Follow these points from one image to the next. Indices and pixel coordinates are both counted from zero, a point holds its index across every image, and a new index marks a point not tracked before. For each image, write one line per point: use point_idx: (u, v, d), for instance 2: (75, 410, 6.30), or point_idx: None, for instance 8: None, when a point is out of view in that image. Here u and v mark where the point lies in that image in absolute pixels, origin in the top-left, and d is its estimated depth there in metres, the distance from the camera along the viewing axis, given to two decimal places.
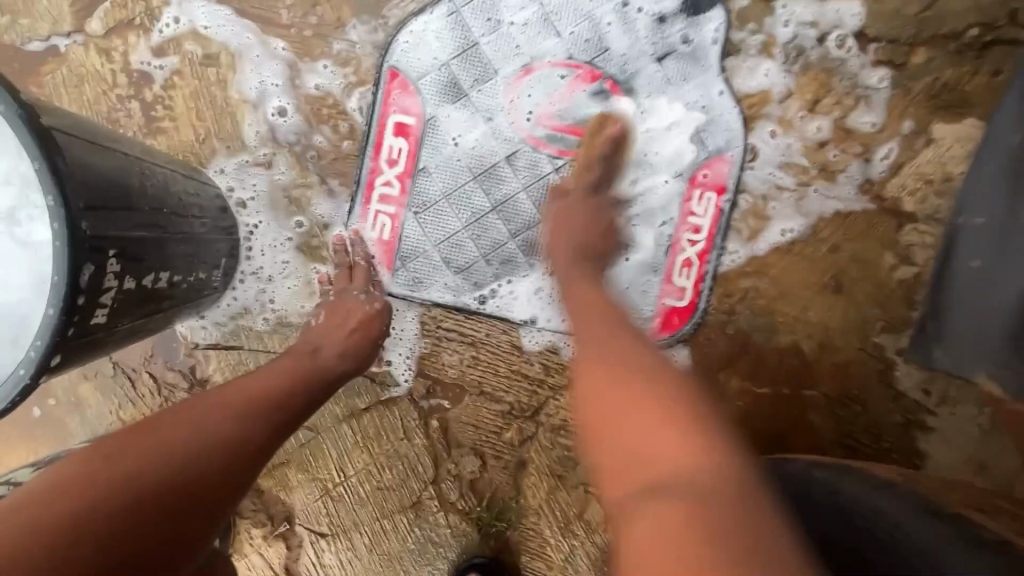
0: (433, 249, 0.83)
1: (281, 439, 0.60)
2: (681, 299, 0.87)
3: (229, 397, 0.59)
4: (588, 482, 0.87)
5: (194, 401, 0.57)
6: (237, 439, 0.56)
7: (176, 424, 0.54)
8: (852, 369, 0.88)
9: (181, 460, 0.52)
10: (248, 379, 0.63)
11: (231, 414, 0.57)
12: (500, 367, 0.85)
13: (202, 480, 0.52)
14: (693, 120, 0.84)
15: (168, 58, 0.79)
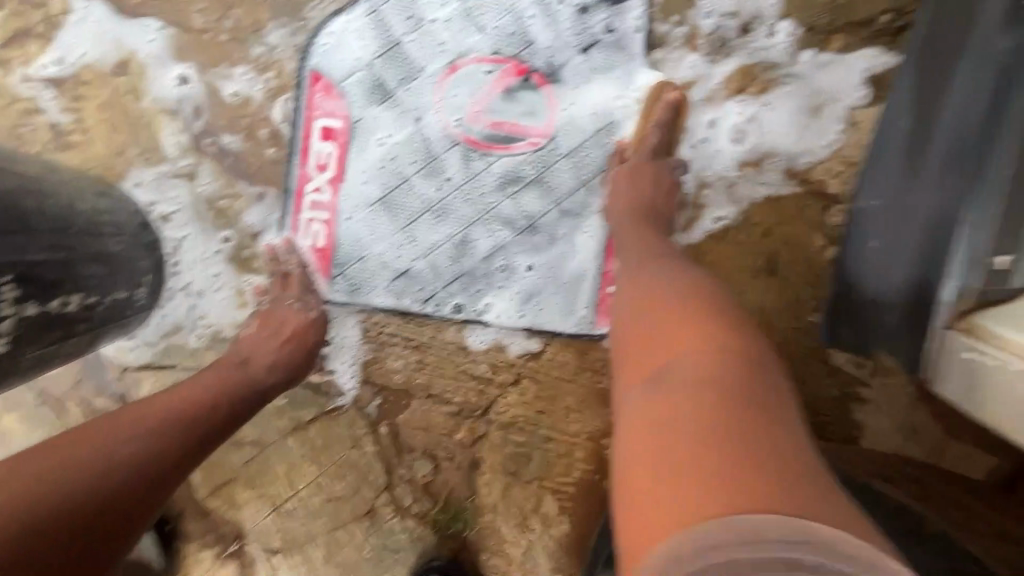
0: (370, 253, 0.82)
1: (202, 454, 0.60)
2: None
3: (145, 413, 0.58)
4: (541, 476, 0.87)
5: (105, 420, 0.56)
6: (149, 457, 0.55)
7: (82, 445, 0.53)
8: (789, 348, 0.91)
9: (84, 483, 0.51)
10: (168, 393, 0.61)
11: (145, 431, 0.56)
12: (447, 369, 0.85)
13: (107, 501, 0.51)
14: (620, 109, 0.84)
15: (72, 68, 0.75)
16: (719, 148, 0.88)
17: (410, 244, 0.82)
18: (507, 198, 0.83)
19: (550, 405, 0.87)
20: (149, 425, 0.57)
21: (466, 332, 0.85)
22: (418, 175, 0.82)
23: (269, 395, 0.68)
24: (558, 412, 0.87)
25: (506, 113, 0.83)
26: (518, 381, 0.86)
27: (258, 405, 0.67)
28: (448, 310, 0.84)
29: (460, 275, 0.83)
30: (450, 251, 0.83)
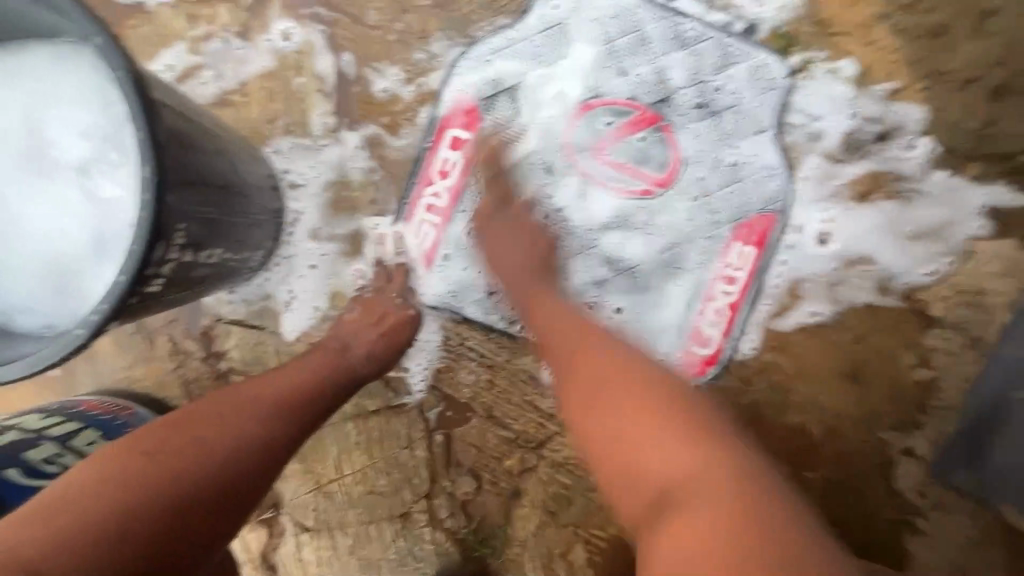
0: (472, 265, 0.84)
1: (307, 434, 0.62)
2: (706, 347, 0.87)
3: (260, 396, 0.60)
4: (578, 523, 0.86)
5: (228, 397, 0.59)
6: (271, 439, 0.58)
7: (215, 423, 0.56)
8: (855, 459, 0.89)
9: (220, 462, 0.54)
10: (283, 373, 0.64)
11: (261, 420, 0.58)
12: (513, 395, 0.86)
13: (239, 477, 0.54)
14: (741, 175, 0.85)
15: (251, 36, 0.81)
16: (821, 246, 0.87)
17: None
18: (608, 239, 0.85)
19: None
20: (263, 412, 0.58)
21: (541, 364, 0.86)
22: (531, 200, 0.83)
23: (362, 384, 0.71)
24: None
25: (626, 155, 0.84)
26: None
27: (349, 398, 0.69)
28: (531, 339, 0.85)
29: None
30: None
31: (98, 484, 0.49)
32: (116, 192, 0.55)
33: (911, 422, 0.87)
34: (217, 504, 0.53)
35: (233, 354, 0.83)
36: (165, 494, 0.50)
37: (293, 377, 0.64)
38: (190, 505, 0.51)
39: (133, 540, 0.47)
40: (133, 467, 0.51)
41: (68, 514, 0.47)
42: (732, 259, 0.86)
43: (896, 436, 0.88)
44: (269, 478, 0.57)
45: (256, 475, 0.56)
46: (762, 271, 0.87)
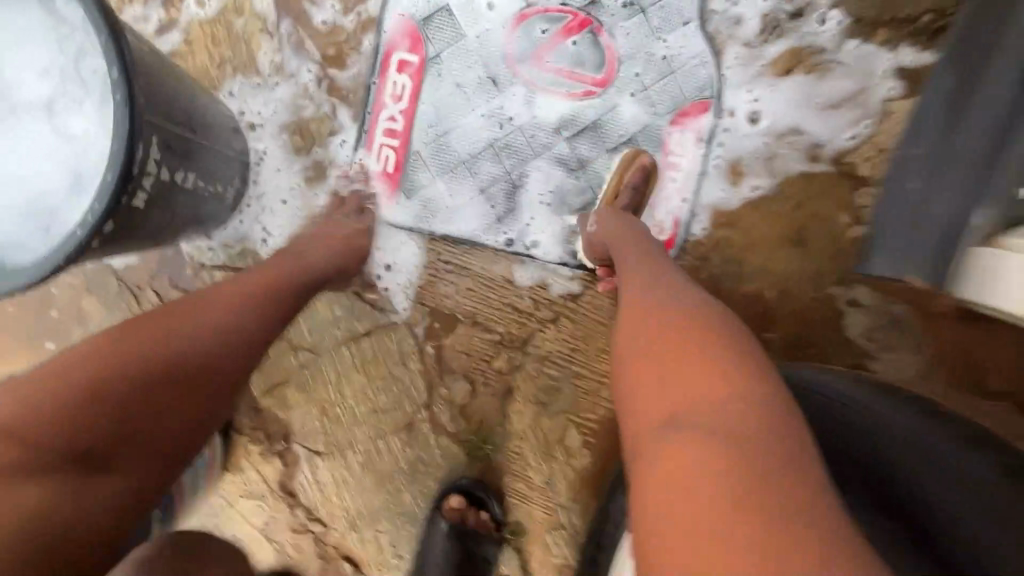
0: (437, 182, 0.88)
1: (267, 332, 0.66)
2: (661, 234, 0.96)
3: (220, 298, 0.64)
4: (567, 409, 0.94)
5: (190, 299, 0.62)
6: (231, 333, 0.62)
7: (175, 320, 0.60)
8: (807, 316, 0.97)
9: (181, 353, 0.58)
10: (240, 280, 0.67)
11: (223, 326, 0.62)
12: (493, 299, 0.92)
13: (200, 363, 0.59)
14: (674, 68, 0.91)
15: None
16: (752, 125, 0.95)
17: (471, 177, 0.89)
18: (562, 142, 0.90)
19: (583, 345, 0.93)
20: (228, 316, 0.63)
21: (516, 268, 0.91)
22: (481, 113, 0.88)
23: (320, 286, 0.75)
24: (591, 351, 0.93)
25: (565, 61, 0.89)
26: (557, 319, 0.92)
27: (307, 303, 0.72)
28: (502, 245, 0.91)
29: (517, 210, 0.90)
30: (509, 186, 0.89)
31: (66, 378, 0.54)
32: (82, 125, 0.57)
33: (852, 274, 0.96)
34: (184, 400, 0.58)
35: None
36: (128, 378, 0.55)
37: (259, 285, 0.68)
38: (155, 390, 0.56)
39: (104, 431, 0.53)
40: (94, 366, 0.54)
41: (44, 403, 0.52)
42: (674, 148, 0.94)
43: (841, 289, 0.97)
44: (237, 377, 0.63)
45: (222, 374, 0.61)
46: (703, 155, 0.94)
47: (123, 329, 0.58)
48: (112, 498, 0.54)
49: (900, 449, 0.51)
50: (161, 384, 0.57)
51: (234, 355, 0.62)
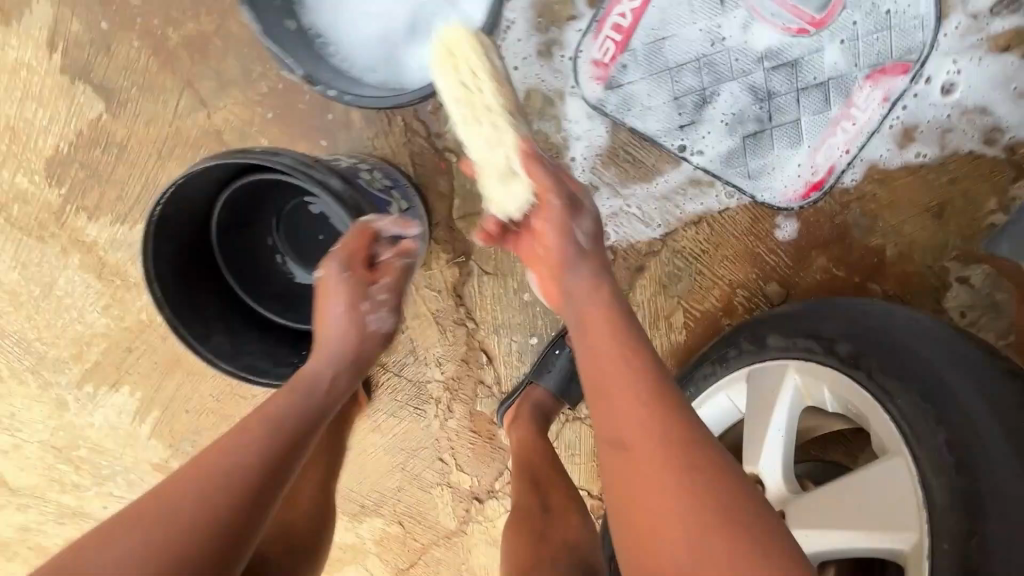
0: (640, 81, 1.02)
1: (299, 427, 0.76)
2: (814, 175, 1.06)
3: (243, 430, 0.71)
4: (682, 296, 1.18)
5: (207, 451, 0.68)
6: (269, 441, 0.71)
7: (209, 469, 0.66)
8: (915, 280, 1.10)
9: (225, 478, 0.65)
10: (258, 411, 0.75)
11: (277, 413, 0.76)
12: (653, 193, 1.10)
13: (248, 483, 0.66)
14: (893, 23, 0.97)
15: None
16: (944, 95, 1.00)
17: (670, 84, 1.02)
18: (760, 71, 1.00)
19: (713, 251, 1.14)
20: (279, 406, 0.77)
21: (680, 171, 1.08)
22: (699, 30, 0.99)
23: (349, 355, 0.89)
24: (717, 256, 1.14)
25: None
26: (699, 223, 1.12)
27: (315, 414, 0.80)
28: (675, 150, 1.06)
29: (699, 123, 1.04)
30: (699, 99, 1.02)
31: (142, 514, 0.60)
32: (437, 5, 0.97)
33: (973, 255, 1.07)
34: (255, 503, 0.65)
35: (450, 136, 1.10)
36: (196, 511, 0.61)
37: (282, 393, 0.79)
38: (215, 518, 0.62)
39: (179, 509, 0.61)
40: (177, 491, 0.63)
41: (149, 524, 0.59)
42: (860, 100, 1.01)
43: (957, 265, 1.08)
44: (275, 492, 0.69)
45: (280, 468, 0.71)
46: (885, 113, 1.01)
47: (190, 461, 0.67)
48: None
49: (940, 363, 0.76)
50: (246, 495, 0.65)
51: (272, 459, 0.70)
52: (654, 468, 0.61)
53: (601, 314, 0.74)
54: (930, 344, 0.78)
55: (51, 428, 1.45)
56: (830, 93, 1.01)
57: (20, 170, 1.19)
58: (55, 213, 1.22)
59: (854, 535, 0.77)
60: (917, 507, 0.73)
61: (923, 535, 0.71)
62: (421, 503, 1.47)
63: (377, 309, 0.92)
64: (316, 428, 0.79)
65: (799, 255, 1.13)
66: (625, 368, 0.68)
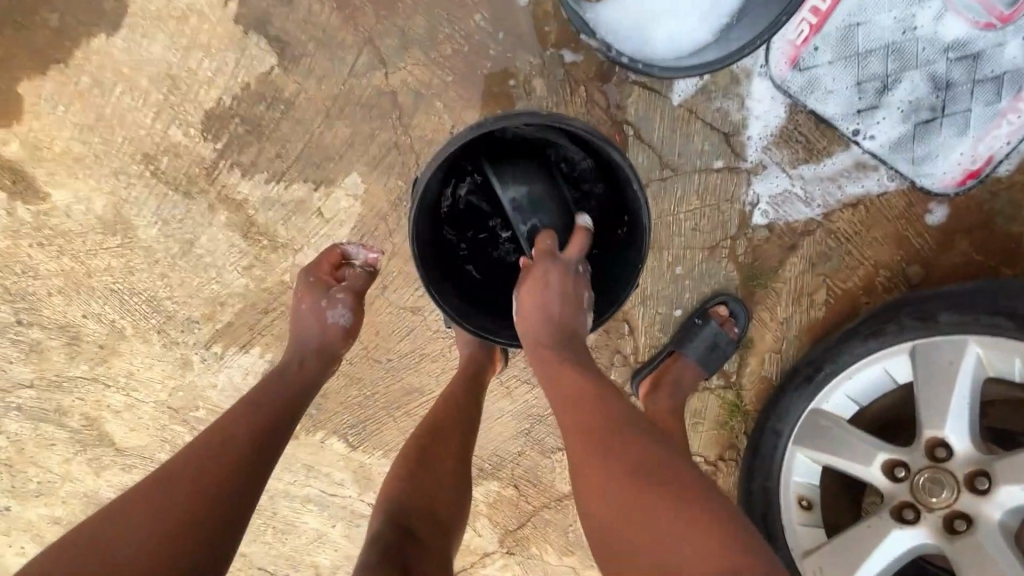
0: (829, 63, 1.07)
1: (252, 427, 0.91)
2: (974, 163, 1.13)
3: (213, 434, 0.88)
4: (828, 275, 1.24)
5: (199, 453, 0.84)
6: (227, 449, 0.85)
7: (185, 467, 0.81)
8: None
9: (199, 474, 0.80)
10: (228, 417, 0.92)
11: (249, 419, 0.92)
12: (822, 172, 1.15)
13: (211, 473, 0.81)
14: None
15: None
16: None
17: (857, 67, 1.07)
18: (943, 61, 1.06)
19: (864, 231, 1.20)
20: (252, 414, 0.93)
21: (850, 153, 1.13)
22: (892, 18, 1.05)
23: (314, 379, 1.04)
24: (866, 237, 1.21)
25: None
26: (857, 205, 1.18)
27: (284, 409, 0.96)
28: (849, 132, 1.11)
29: (878, 107, 1.09)
30: (883, 84, 1.08)
31: (143, 505, 0.76)
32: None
33: None
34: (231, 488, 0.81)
35: (630, 109, 1.12)
36: (182, 511, 0.76)
37: (248, 401, 0.96)
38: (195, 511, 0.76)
39: (183, 503, 0.76)
40: (164, 485, 0.78)
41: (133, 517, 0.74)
42: None
43: None
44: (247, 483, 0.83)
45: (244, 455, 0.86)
46: None
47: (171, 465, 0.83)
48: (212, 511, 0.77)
49: None
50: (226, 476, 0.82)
51: (241, 456, 0.85)
52: (606, 481, 0.72)
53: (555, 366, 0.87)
54: None
55: (169, 388, 1.40)
56: (1003, 87, 1.08)
57: (175, 122, 1.15)
58: (207, 168, 1.19)
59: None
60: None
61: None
62: (539, 468, 1.51)
63: (336, 306, 1.08)
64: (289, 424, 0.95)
65: (943, 237, 1.19)
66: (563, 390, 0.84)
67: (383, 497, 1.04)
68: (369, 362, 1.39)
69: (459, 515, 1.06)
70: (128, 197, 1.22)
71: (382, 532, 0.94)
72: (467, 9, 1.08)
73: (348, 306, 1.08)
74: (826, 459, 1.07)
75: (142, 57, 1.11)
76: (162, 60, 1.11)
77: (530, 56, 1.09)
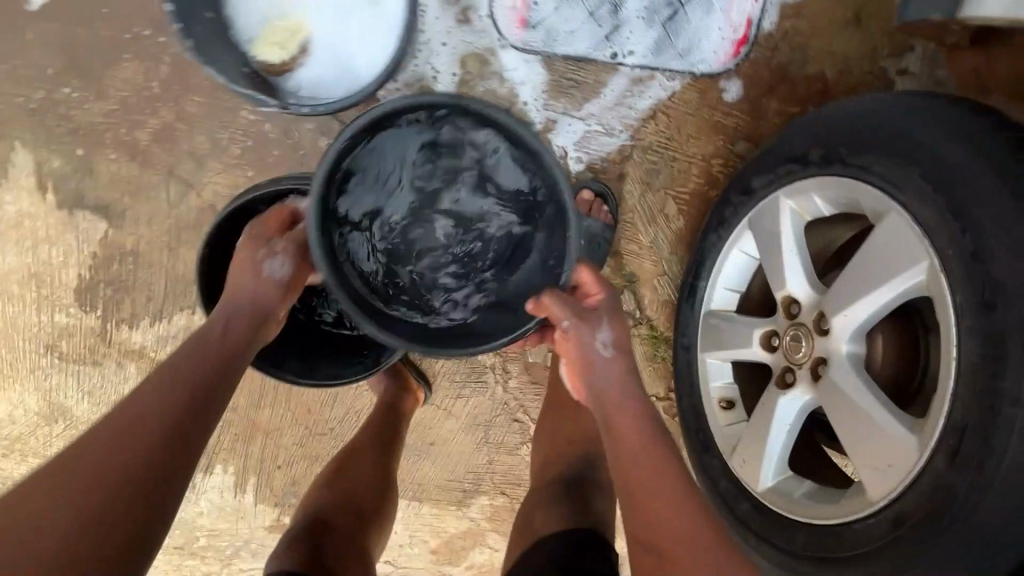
0: (555, 10, 1.13)
1: (165, 395, 0.74)
2: (736, 33, 1.16)
3: (149, 394, 0.74)
4: (666, 186, 1.27)
5: (98, 437, 0.70)
6: (145, 420, 0.72)
7: (54, 476, 0.66)
8: (862, 89, 1.19)
9: (48, 494, 0.64)
10: (179, 364, 0.79)
11: (165, 386, 0.75)
12: (608, 100, 1.19)
13: (55, 538, 0.62)
14: None
15: None
16: None
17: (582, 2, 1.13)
18: None
19: (676, 134, 1.23)
20: (163, 384, 0.75)
21: (621, 73, 1.17)
22: None
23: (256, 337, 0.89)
24: (682, 139, 1.23)
25: None
26: (655, 115, 1.21)
27: (208, 398, 0.77)
28: (608, 56, 1.16)
29: (620, 25, 1.14)
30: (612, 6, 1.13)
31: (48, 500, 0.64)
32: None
33: (903, 47, 1.17)
34: (156, 479, 0.68)
35: None
36: (27, 541, 0.61)
37: (181, 358, 0.80)
38: (74, 553, 0.61)
39: (76, 520, 0.63)
40: (35, 483, 0.66)
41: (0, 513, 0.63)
42: None
43: (893, 62, 1.18)
44: (154, 500, 0.68)
45: (136, 469, 0.68)
46: None
47: (87, 434, 0.71)
48: (113, 526, 0.64)
49: (920, 151, 0.81)
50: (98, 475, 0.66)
51: (132, 423, 0.71)
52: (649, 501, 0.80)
53: (626, 408, 0.90)
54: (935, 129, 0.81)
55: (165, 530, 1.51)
56: None
57: (56, 309, 1.29)
58: (101, 334, 1.32)
59: (880, 293, 0.84)
60: (924, 240, 0.80)
61: (933, 257, 0.79)
62: (515, 467, 1.55)
63: (277, 252, 0.90)
64: (223, 395, 0.79)
65: (751, 107, 1.21)
66: (622, 419, 0.89)
67: (303, 506, 1.16)
68: (318, 437, 1.47)
69: (377, 510, 1.20)
70: (52, 386, 1.36)
71: (295, 532, 1.06)
72: (234, 110, 1.17)
73: (287, 255, 0.90)
74: (720, 356, 1.08)
75: (4, 269, 1.25)
76: (19, 264, 1.25)
77: (306, 124, 1.18)
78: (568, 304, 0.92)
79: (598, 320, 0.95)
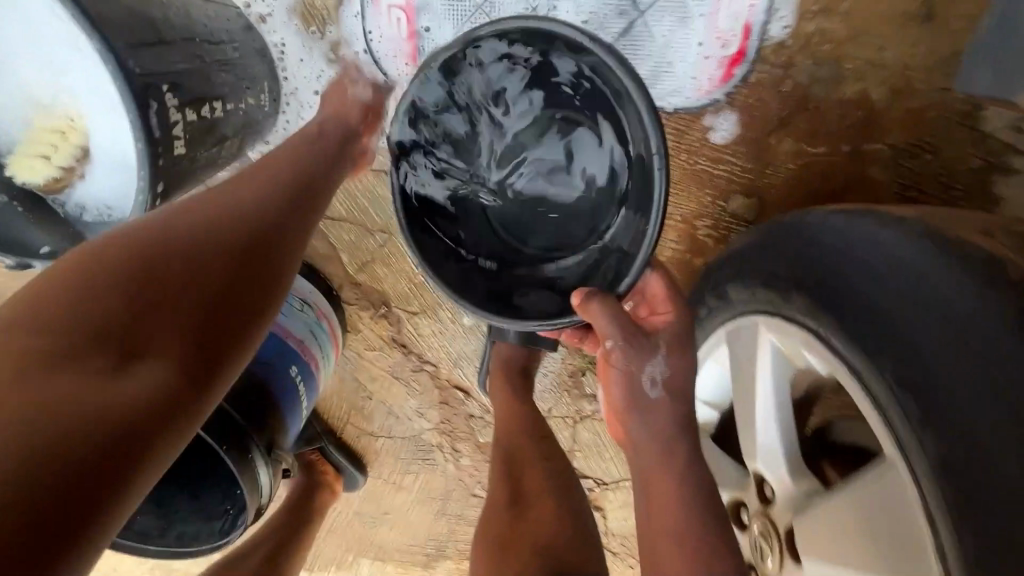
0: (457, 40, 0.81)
1: (244, 231, 0.54)
2: (728, 48, 0.79)
3: (186, 216, 0.53)
4: None
5: (175, 211, 0.52)
6: (211, 246, 0.51)
7: (119, 244, 0.48)
8: (927, 114, 0.79)
9: (94, 286, 0.44)
10: (225, 190, 0.58)
11: (215, 215, 0.54)
12: None
13: (107, 321, 0.43)
14: None
15: None
16: None
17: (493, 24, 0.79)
18: None
19: None
20: (248, 211, 0.56)
21: None
22: None
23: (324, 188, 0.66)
24: None
25: None
26: None
27: (302, 221, 0.59)
28: None
29: None
30: None
31: (102, 278, 0.45)
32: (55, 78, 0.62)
33: None
34: (215, 349, 0.48)
35: None
36: (66, 419, 0.38)
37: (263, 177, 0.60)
38: (83, 438, 0.38)
39: (138, 314, 0.45)
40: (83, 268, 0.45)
41: (39, 305, 0.42)
42: None
43: None
44: (180, 411, 0.45)
45: (203, 313, 0.48)
46: None
47: (130, 229, 0.50)
48: (112, 420, 0.39)
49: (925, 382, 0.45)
50: (150, 280, 0.46)
51: (210, 266, 0.50)
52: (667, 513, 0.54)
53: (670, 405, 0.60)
54: (965, 353, 0.43)
55: None
56: None
57: None
58: None
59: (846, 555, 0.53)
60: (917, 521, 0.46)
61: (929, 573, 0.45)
62: None
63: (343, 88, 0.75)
64: (297, 230, 0.59)
65: (756, 149, 0.84)
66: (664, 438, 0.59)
67: None
68: None
69: None
70: None
71: None
72: None
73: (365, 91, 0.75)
74: None
75: None
76: None
77: None
78: (618, 314, 0.60)
79: (652, 347, 0.61)
